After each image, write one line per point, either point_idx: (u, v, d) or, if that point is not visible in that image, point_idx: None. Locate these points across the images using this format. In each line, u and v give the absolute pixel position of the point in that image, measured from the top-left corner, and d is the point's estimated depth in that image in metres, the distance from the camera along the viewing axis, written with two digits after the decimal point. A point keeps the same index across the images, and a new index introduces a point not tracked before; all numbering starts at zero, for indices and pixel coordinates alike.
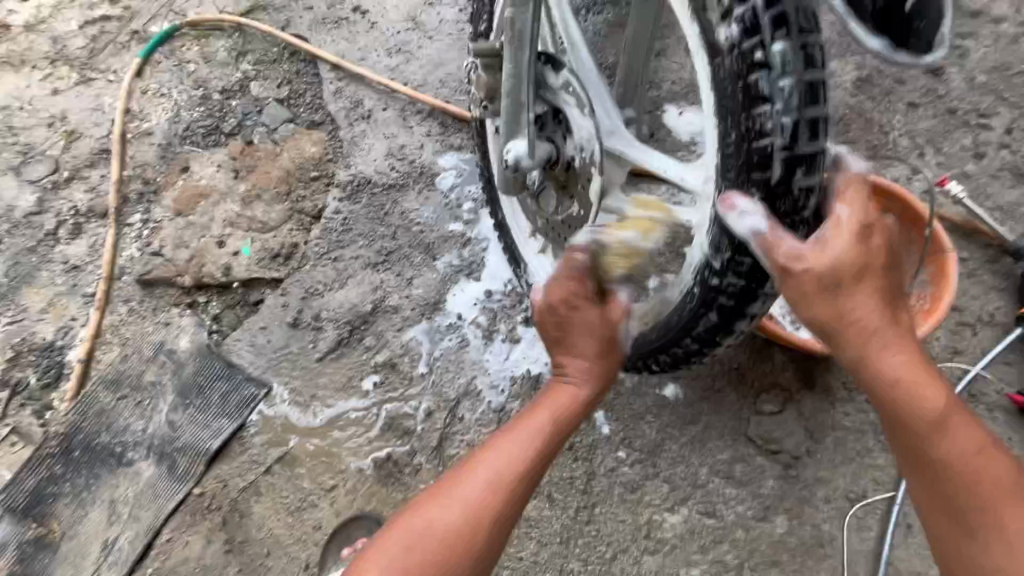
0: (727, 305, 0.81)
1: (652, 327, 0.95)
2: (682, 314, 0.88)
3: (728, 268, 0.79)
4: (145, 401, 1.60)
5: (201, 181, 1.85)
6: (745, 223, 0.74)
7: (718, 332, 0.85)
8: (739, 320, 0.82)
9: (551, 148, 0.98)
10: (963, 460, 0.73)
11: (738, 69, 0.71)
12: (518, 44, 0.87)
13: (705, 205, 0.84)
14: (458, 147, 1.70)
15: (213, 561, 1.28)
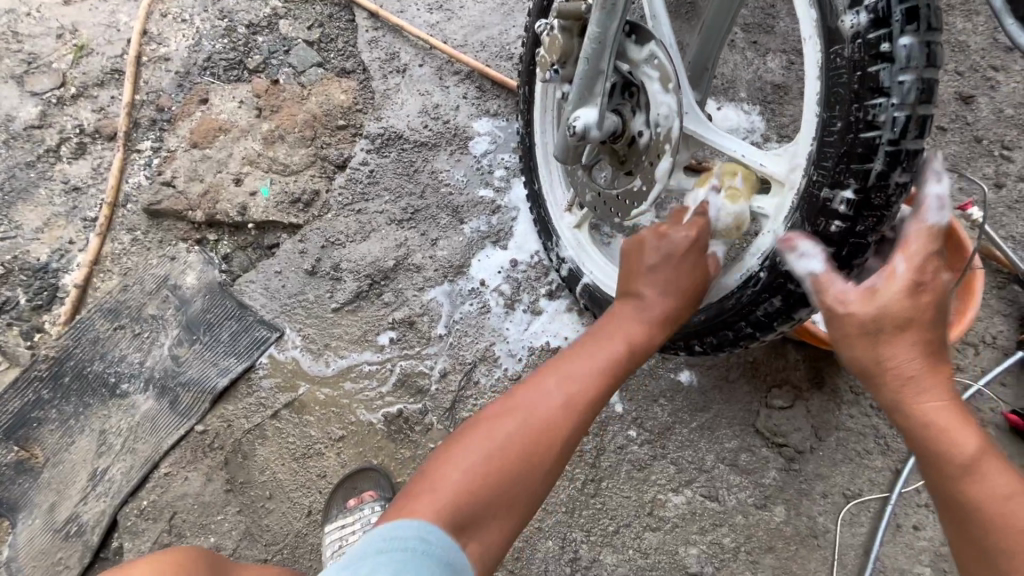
0: (795, 292, 0.82)
1: (705, 308, 0.97)
2: (743, 296, 0.89)
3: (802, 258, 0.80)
4: (144, 333, 1.54)
5: (221, 116, 1.78)
6: (803, 263, 0.78)
7: (778, 318, 0.86)
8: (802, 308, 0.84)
9: (618, 121, 0.98)
10: (1010, 517, 0.64)
11: (854, 60, 0.70)
12: (608, 9, 0.86)
13: (783, 193, 0.86)
14: (495, 113, 1.67)
15: (212, 499, 1.27)
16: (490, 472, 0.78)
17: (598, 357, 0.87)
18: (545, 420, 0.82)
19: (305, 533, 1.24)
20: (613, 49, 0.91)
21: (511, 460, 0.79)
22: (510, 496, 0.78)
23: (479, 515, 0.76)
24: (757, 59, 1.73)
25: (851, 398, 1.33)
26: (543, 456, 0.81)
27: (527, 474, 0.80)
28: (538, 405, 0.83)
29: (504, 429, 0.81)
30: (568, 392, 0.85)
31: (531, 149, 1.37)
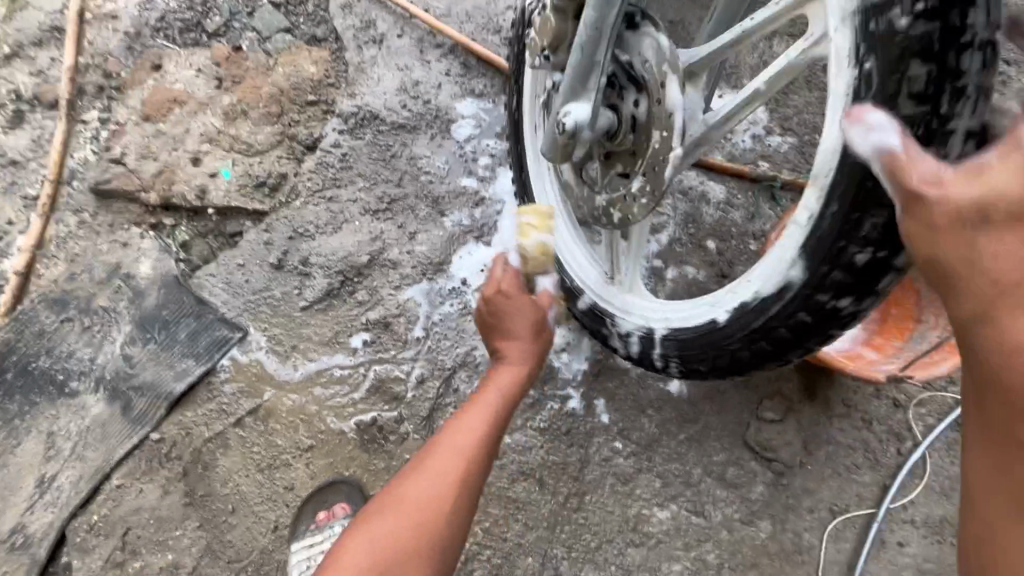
0: (805, 323, 0.71)
1: (696, 335, 0.84)
2: (734, 323, 0.78)
3: (814, 288, 0.69)
4: (94, 327, 1.41)
5: (177, 85, 1.60)
6: (874, 139, 0.59)
7: (782, 351, 0.76)
8: (812, 338, 0.73)
9: (612, 118, 0.85)
10: None
11: (891, 57, 0.59)
12: None
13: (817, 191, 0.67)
14: (480, 93, 1.53)
15: (170, 513, 1.19)
16: (391, 540, 0.78)
17: (482, 412, 0.88)
18: (442, 480, 0.82)
19: (271, 549, 1.17)
20: (611, 38, 0.79)
21: (410, 523, 0.79)
22: (410, 560, 0.77)
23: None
24: (762, 43, 1.61)
25: (842, 411, 1.29)
26: (443, 514, 0.80)
27: (422, 538, 0.78)
28: (431, 471, 0.83)
29: (408, 493, 0.81)
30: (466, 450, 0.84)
31: (517, 134, 1.24)
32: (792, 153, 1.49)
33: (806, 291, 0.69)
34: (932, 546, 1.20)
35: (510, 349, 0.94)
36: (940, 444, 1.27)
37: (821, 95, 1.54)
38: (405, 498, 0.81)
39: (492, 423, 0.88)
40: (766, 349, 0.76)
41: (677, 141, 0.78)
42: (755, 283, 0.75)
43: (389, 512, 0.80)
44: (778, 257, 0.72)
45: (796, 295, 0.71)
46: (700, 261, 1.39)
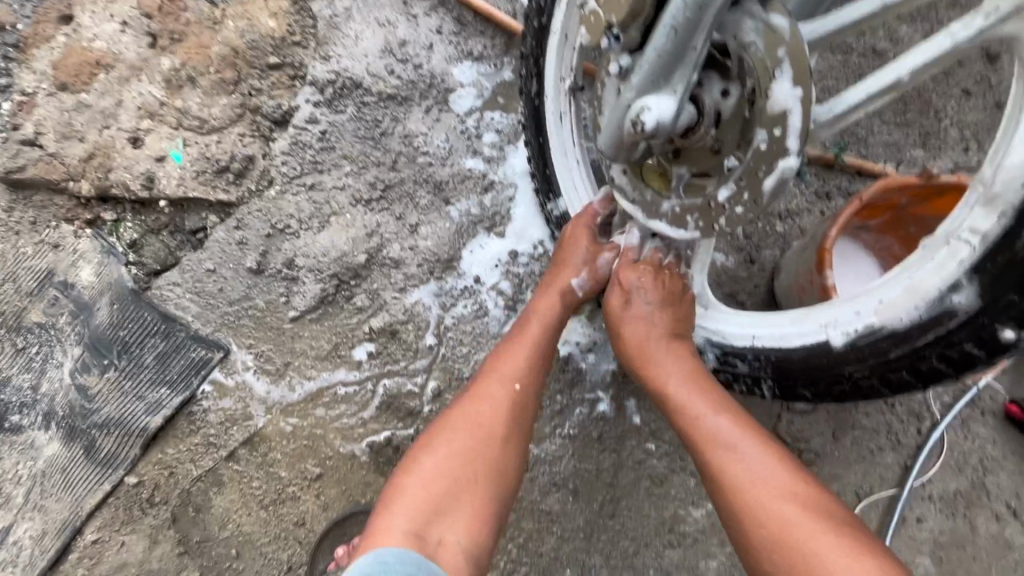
0: (938, 368, 0.64)
1: (802, 361, 0.76)
2: (860, 351, 0.69)
3: (986, 320, 0.59)
4: (31, 349, 1.18)
5: (96, 44, 1.29)
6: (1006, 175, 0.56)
7: (902, 388, 0.68)
8: (971, 371, 0.63)
9: (696, 111, 0.73)
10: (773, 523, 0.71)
11: None
12: None
13: (992, 213, 0.58)
14: (479, 56, 1.32)
15: (161, 565, 1.04)
16: (445, 471, 0.82)
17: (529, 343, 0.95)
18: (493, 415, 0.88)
19: None
20: (711, 23, 0.67)
21: (469, 457, 0.83)
22: (474, 492, 0.82)
23: (442, 516, 0.78)
24: None
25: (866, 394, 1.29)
26: (496, 449, 0.85)
27: (478, 473, 0.83)
28: (472, 408, 0.88)
29: (458, 427, 0.86)
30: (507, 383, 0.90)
31: (540, 116, 1.10)
32: None
33: (966, 322, 0.60)
34: (946, 519, 1.25)
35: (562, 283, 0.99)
36: (954, 419, 1.30)
37: (843, 59, 1.44)
38: (453, 439, 0.85)
39: (536, 363, 0.94)
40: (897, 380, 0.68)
41: (794, 145, 0.67)
42: (888, 309, 0.66)
43: (446, 449, 0.84)
44: (923, 284, 0.63)
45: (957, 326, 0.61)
46: (726, 246, 1.31)
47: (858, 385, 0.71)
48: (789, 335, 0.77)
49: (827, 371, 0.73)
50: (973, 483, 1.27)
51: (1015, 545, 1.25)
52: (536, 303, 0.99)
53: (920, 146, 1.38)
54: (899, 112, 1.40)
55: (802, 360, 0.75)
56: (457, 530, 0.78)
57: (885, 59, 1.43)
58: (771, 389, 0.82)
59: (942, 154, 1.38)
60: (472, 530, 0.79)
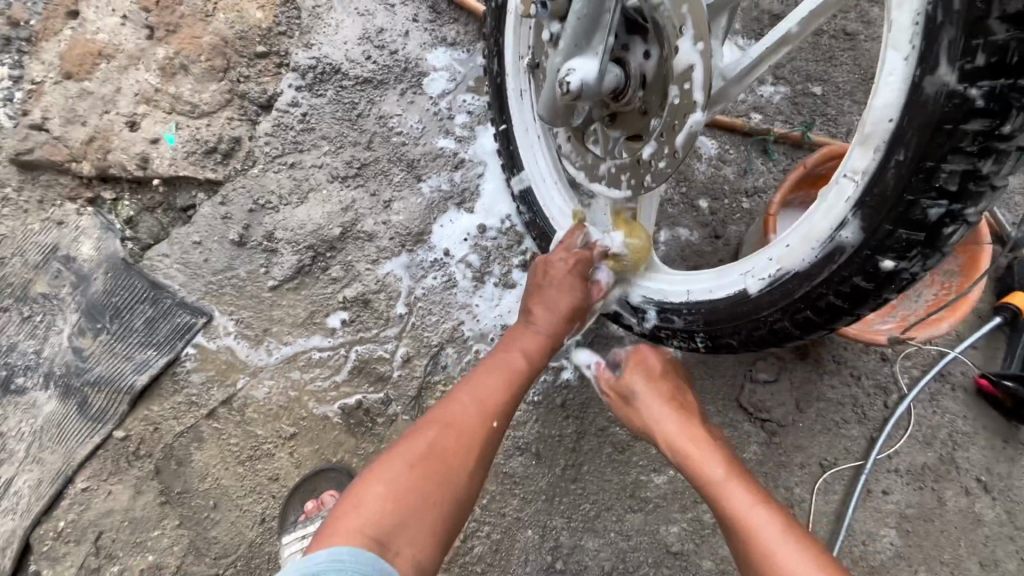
0: (837, 306, 0.67)
1: (724, 310, 0.80)
2: (770, 294, 0.73)
3: (866, 252, 0.62)
4: (35, 317, 1.27)
5: (99, 36, 1.39)
6: (875, 111, 0.60)
7: (811, 330, 0.72)
8: (866, 305, 0.67)
9: (621, 73, 0.78)
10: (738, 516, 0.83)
11: None
12: None
13: (868, 150, 0.61)
14: (453, 42, 1.38)
15: (144, 513, 1.11)
16: (407, 487, 0.82)
17: (502, 369, 0.94)
18: (460, 432, 0.87)
19: (259, 543, 1.11)
20: None
21: (430, 475, 0.83)
22: (439, 502, 0.83)
23: (405, 528, 0.79)
24: None
25: (832, 367, 1.30)
26: (460, 466, 0.85)
27: (439, 490, 0.83)
28: (436, 426, 0.87)
29: (425, 445, 0.85)
30: (479, 403, 0.90)
31: (502, 93, 1.15)
32: (784, 104, 1.42)
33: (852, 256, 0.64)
34: (913, 492, 1.25)
35: (540, 312, 0.99)
36: (922, 393, 1.30)
37: (813, 40, 1.46)
38: (411, 449, 0.85)
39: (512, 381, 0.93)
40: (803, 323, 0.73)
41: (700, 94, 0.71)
42: (789, 251, 0.70)
43: (408, 461, 0.84)
44: (815, 224, 0.67)
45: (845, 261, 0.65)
46: (692, 222, 1.34)
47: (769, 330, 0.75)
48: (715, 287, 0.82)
49: (743, 316, 0.78)
50: (942, 458, 1.27)
51: (985, 520, 1.24)
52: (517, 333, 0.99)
53: None
54: (869, 91, 1.42)
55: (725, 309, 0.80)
56: (416, 543, 0.79)
57: (855, 40, 1.45)
58: (704, 343, 0.87)
59: None
60: (427, 545, 0.80)
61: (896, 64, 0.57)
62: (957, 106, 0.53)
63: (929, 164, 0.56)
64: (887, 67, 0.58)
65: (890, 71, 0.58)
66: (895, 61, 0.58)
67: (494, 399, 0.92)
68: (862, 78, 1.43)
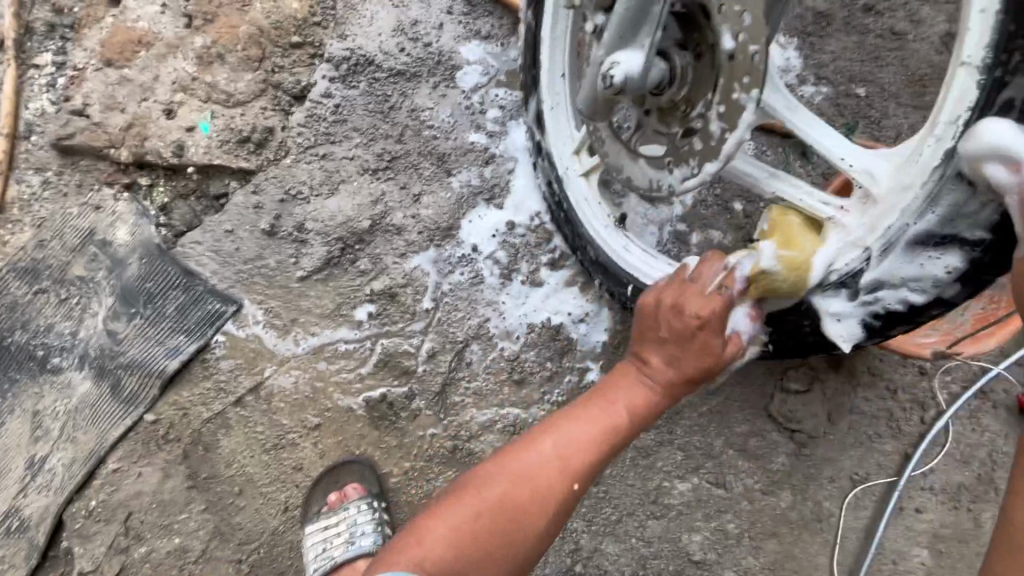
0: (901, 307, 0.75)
1: (788, 308, 0.83)
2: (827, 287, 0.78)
3: (958, 230, 0.67)
4: (72, 299, 1.30)
5: (139, 24, 1.41)
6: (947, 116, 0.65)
7: (876, 330, 0.79)
8: (924, 309, 0.74)
9: (665, 67, 0.76)
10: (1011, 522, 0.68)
11: None
12: None
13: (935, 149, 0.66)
14: (487, 35, 1.37)
15: (173, 496, 1.13)
16: (473, 531, 0.77)
17: (592, 421, 0.81)
18: (535, 490, 0.78)
19: (282, 531, 1.13)
20: None
21: (494, 529, 0.77)
22: (501, 556, 0.77)
23: (479, 570, 0.76)
24: None
25: (866, 379, 1.26)
26: (529, 523, 0.78)
27: (509, 537, 0.77)
28: (502, 477, 0.79)
29: (494, 494, 0.78)
30: (562, 456, 0.80)
31: (535, 86, 1.12)
32: (826, 105, 1.37)
33: (948, 237, 0.68)
34: (948, 511, 1.21)
35: (653, 351, 0.83)
36: (962, 410, 1.25)
37: (859, 40, 1.41)
38: (486, 489, 0.79)
39: (599, 438, 0.80)
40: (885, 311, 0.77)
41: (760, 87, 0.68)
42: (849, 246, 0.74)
43: (477, 509, 0.78)
44: (902, 210, 0.69)
45: (942, 244, 0.69)
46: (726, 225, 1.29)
47: (834, 320, 0.80)
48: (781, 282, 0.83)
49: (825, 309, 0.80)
50: (980, 477, 1.22)
51: None
52: (603, 385, 0.85)
53: None
54: (916, 93, 1.36)
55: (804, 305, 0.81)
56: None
57: (904, 39, 1.40)
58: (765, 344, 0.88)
59: None
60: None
61: (976, 51, 0.62)
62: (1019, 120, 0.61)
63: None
64: (965, 54, 0.63)
65: (969, 58, 0.62)
66: (973, 48, 0.62)
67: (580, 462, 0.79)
68: (910, 80, 1.37)
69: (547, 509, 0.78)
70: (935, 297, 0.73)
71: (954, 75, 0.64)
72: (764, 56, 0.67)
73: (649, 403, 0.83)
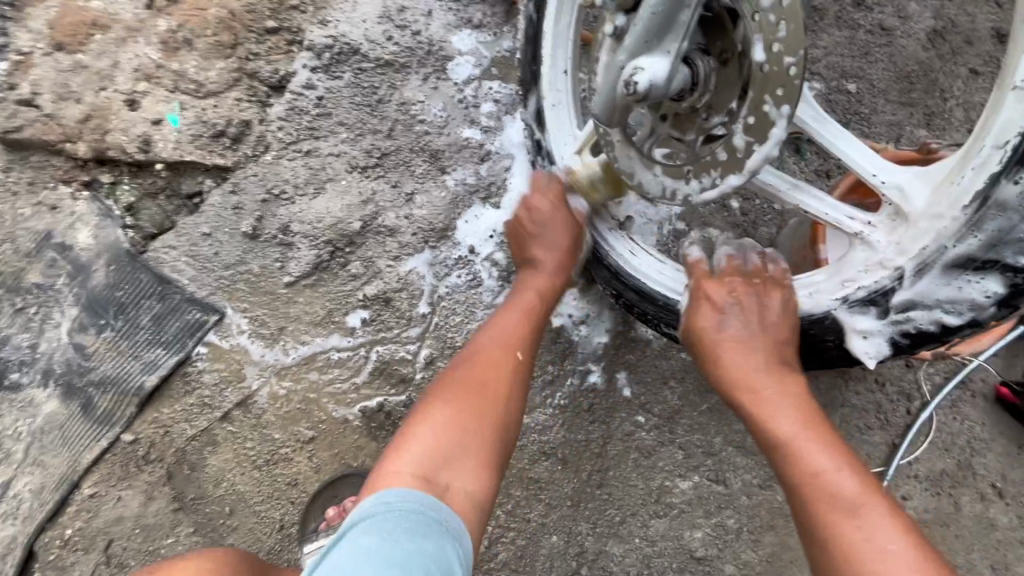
0: (930, 330, 0.74)
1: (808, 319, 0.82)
2: (854, 306, 0.77)
3: (1002, 256, 0.66)
4: (30, 310, 1.19)
5: (93, 4, 1.28)
6: (990, 141, 0.63)
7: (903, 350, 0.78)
8: (953, 333, 0.74)
9: (689, 73, 0.72)
10: (810, 487, 0.75)
11: None
12: None
13: (974, 176, 0.64)
14: (479, 24, 1.30)
15: (157, 520, 1.07)
16: (455, 425, 0.85)
17: (518, 309, 1.00)
18: (488, 362, 0.92)
19: (278, 550, 1.08)
20: None
21: (465, 406, 0.87)
22: (474, 439, 0.85)
23: (450, 463, 0.83)
24: None
25: (857, 373, 1.29)
26: (497, 399, 0.89)
27: (481, 426, 0.86)
28: (466, 367, 0.91)
29: (461, 389, 0.89)
30: (507, 339, 0.95)
31: (535, 82, 1.07)
32: (819, 102, 1.38)
33: (991, 263, 0.67)
34: (931, 497, 1.26)
35: (543, 255, 1.05)
36: (944, 401, 1.30)
37: (850, 35, 1.41)
38: (441, 394, 0.88)
39: (528, 319, 0.99)
40: (914, 331, 0.76)
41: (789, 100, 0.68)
42: (876, 269, 0.74)
43: (448, 402, 0.87)
44: (938, 230, 0.68)
45: (983, 269, 0.68)
46: (725, 222, 1.27)
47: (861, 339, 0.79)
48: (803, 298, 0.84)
49: (850, 326, 0.79)
50: (959, 463, 1.28)
51: (998, 525, 1.25)
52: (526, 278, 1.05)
53: (923, 126, 1.36)
54: (905, 90, 1.38)
55: (828, 321, 0.81)
56: (464, 478, 0.82)
57: (892, 35, 1.41)
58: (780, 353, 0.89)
59: (945, 134, 1.36)
60: (478, 480, 0.84)
61: None
62: None
63: None
64: (1018, 78, 0.60)
65: (1022, 83, 0.60)
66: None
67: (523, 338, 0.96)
68: (898, 78, 1.39)
69: (512, 381, 0.91)
70: (970, 322, 0.72)
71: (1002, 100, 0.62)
72: (798, 64, 0.66)
73: (550, 287, 1.04)
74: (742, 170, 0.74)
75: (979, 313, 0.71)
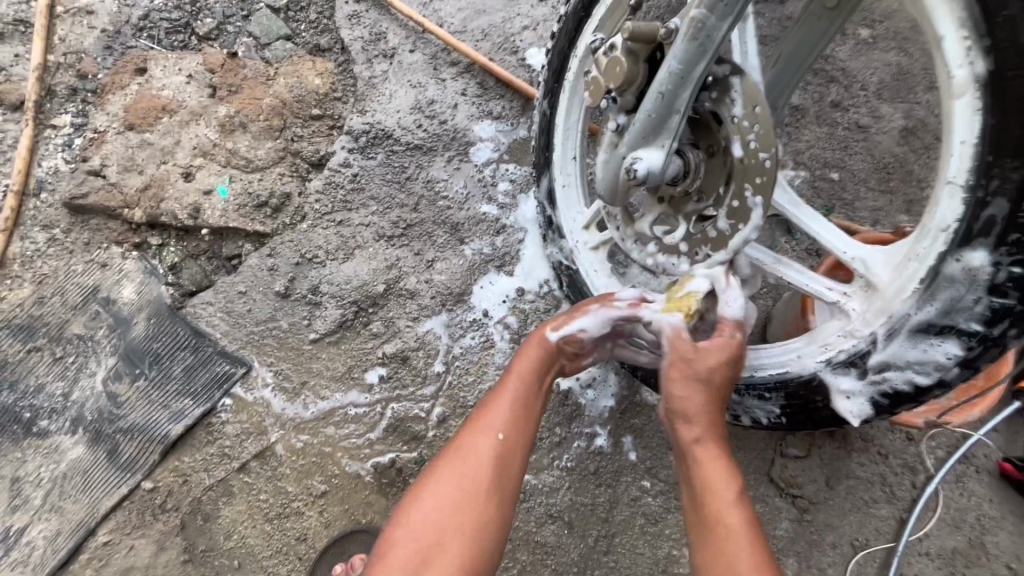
0: (904, 391, 0.78)
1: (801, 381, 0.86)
2: (837, 367, 0.82)
3: (956, 321, 0.70)
4: (68, 359, 1.26)
5: (164, 92, 1.48)
6: (935, 225, 0.70)
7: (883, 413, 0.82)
8: (929, 395, 0.77)
9: (681, 163, 0.84)
10: None
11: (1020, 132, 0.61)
12: (701, 49, 0.74)
13: (925, 254, 0.71)
14: (498, 116, 1.47)
15: (166, 571, 1.08)
16: (435, 523, 0.78)
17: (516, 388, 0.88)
18: (479, 459, 0.83)
19: None
20: (695, 88, 0.78)
21: (448, 519, 0.78)
22: (462, 551, 0.77)
23: (429, 569, 0.76)
24: None
25: (859, 445, 1.31)
26: (487, 505, 0.80)
27: (465, 533, 0.78)
28: (462, 465, 0.82)
29: (449, 482, 0.81)
30: (504, 436, 0.84)
31: (548, 166, 1.21)
32: (805, 187, 1.52)
33: (947, 327, 0.71)
34: None
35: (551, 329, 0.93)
36: (949, 475, 1.31)
37: (830, 131, 1.58)
38: (429, 504, 0.80)
39: (527, 407, 0.87)
40: (892, 392, 0.79)
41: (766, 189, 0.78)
42: (852, 334, 0.80)
43: (435, 503, 0.80)
44: (898, 301, 0.74)
45: (941, 332, 0.72)
46: None
47: (845, 401, 0.83)
48: (789, 361, 0.87)
49: (834, 387, 0.83)
50: (972, 542, 1.26)
51: None
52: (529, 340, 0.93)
53: (903, 212, 1.48)
54: (883, 179, 1.52)
55: (814, 382, 0.85)
56: None
57: (868, 132, 1.57)
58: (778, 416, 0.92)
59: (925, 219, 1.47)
60: None
61: (959, 173, 0.67)
62: (996, 236, 0.65)
63: (1015, 251, 0.64)
64: (949, 174, 0.68)
65: (952, 178, 0.68)
66: (957, 170, 0.67)
67: (522, 429, 0.85)
68: (877, 167, 1.53)
69: (502, 487, 0.82)
70: (938, 383, 0.75)
71: (941, 190, 0.69)
72: (771, 159, 0.77)
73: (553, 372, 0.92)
74: (726, 247, 0.84)
75: (948, 375, 0.74)
